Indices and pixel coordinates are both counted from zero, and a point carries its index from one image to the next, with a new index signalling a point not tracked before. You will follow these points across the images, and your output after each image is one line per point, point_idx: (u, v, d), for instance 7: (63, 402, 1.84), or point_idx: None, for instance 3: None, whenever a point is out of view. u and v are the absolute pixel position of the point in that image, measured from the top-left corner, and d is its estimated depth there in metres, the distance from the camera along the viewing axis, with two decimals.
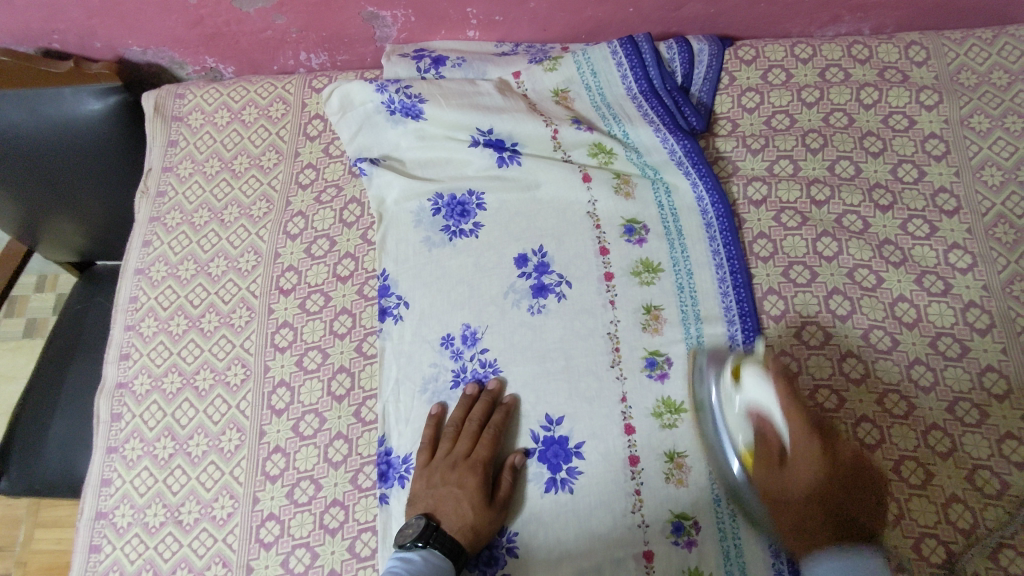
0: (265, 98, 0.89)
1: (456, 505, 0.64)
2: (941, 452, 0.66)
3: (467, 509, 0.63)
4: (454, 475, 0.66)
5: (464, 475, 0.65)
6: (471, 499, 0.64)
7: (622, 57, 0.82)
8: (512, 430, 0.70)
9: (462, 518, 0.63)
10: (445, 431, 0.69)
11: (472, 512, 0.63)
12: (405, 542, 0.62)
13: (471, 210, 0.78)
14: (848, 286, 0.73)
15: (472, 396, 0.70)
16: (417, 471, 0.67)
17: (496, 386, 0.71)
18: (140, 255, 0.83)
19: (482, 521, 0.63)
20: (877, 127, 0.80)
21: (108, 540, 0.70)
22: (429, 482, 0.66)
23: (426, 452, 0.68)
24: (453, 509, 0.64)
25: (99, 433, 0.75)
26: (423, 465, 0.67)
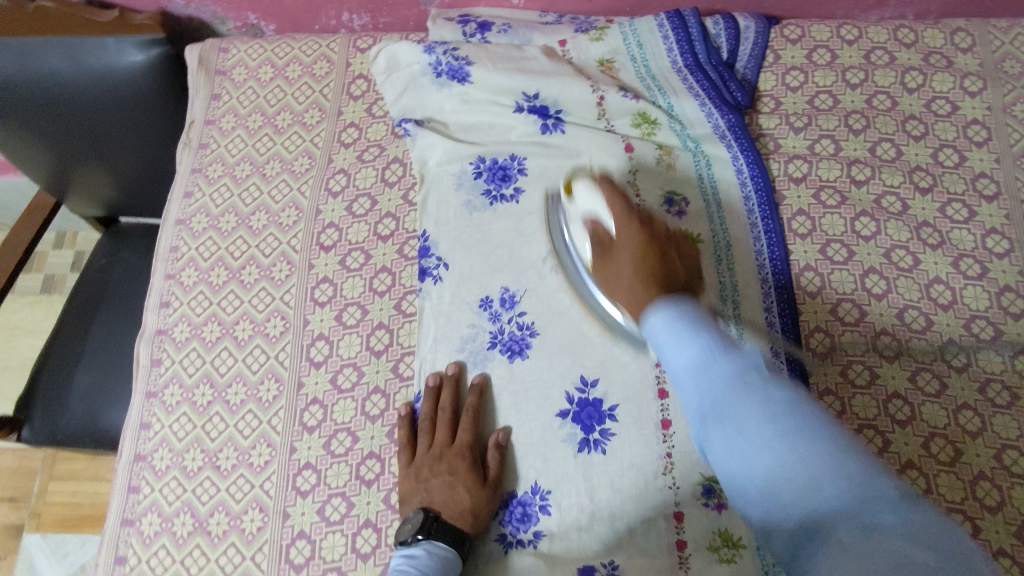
0: (310, 56, 0.89)
1: (450, 494, 0.65)
2: (972, 431, 0.67)
3: (462, 496, 0.64)
4: (441, 465, 0.66)
5: (452, 463, 0.66)
6: (465, 484, 0.65)
7: (669, 31, 0.82)
8: (489, 410, 0.70)
9: (459, 504, 0.64)
10: (420, 426, 0.69)
11: (468, 497, 0.64)
12: (407, 539, 0.62)
13: (512, 175, 0.79)
14: (885, 266, 0.74)
15: (436, 385, 0.70)
16: (403, 470, 0.67)
17: (456, 370, 0.71)
18: (181, 206, 0.84)
19: (480, 503, 0.64)
20: (919, 111, 0.80)
21: (147, 482, 0.72)
22: (417, 478, 0.66)
23: (406, 451, 0.68)
24: (448, 496, 0.65)
25: (140, 378, 0.76)
26: (405, 464, 0.68)
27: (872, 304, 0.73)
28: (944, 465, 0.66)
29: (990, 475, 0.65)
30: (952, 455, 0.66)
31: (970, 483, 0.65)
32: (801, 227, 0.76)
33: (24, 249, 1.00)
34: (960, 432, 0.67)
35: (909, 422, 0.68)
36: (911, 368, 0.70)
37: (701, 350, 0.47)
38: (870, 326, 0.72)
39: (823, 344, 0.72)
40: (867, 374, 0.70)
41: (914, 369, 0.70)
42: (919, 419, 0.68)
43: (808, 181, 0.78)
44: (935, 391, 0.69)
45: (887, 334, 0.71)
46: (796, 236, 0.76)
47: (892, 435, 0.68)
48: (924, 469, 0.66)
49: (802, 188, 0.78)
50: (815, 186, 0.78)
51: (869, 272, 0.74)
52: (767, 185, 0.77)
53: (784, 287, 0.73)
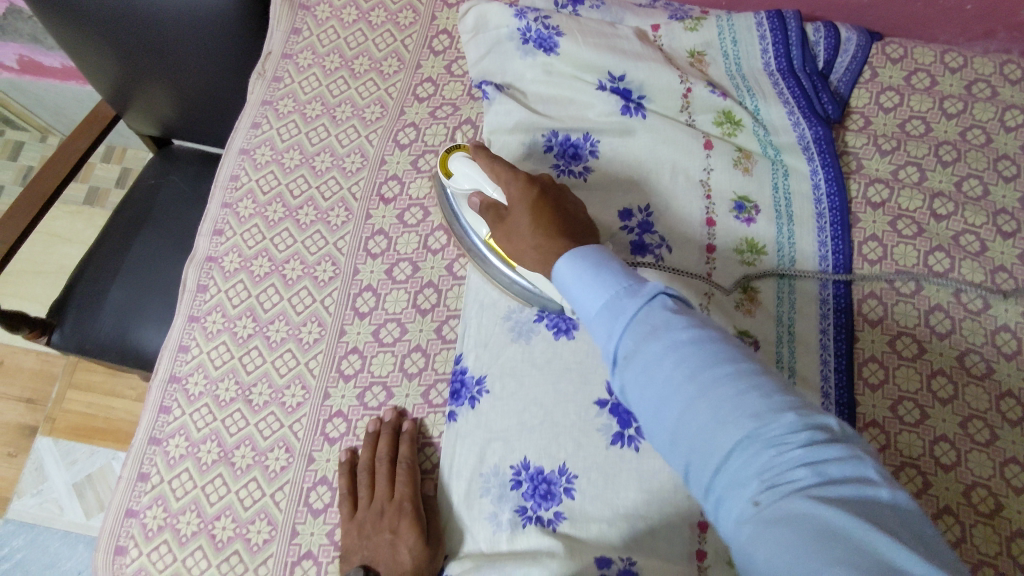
0: (395, 4, 0.88)
1: (393, 551, 0.61)
2: (1016, 486, 0.64)
3: (404, 554, 0.61)
4: (383, 522, 0.63)
5: (394, 520, 0.63)
6: (408, 541, 0.61)
7: (767, 30, 0.79)
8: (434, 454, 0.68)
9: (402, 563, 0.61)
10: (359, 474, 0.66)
11: (409, 556, 0.61)
12: None
13: (583, 155, 0.77)
14: (952, 305, 0.71)
15: (376, 432, 0.67)
16: (344, 525, 0.64)
17: (394, 418, 0.68)
18: (247, 135, 0.83)
19: (424, 560, 0.61)
20: (1014, 151, 0.76)
21: (179, 405, 0.72)
22: (359, 534, 0.63)
23: (348, 505, 0.65)
24: (394, 555, 0.61)
25: (184, 300, 0.76)
26: (348, 518, 0.65)
27: (934, 341, 0.70)
28: (982, 516, 0.63)
29: None
30: (993, 508, 0.63)
31: (1007, 539, 0.62)
32: (871, 252, 0.74)
33: (79, 157, 1.00)
34: (1004, 486, 0.64)
35: (953, 467, 0.65)
36: (963, 414, 0.67)
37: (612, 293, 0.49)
38: (928, 364, 0.69)
39: (876, 375, 0.69)
40: (916, 412, 0.67)
41: (966, 415, 0.67)
42: (964, 466, 0.65)
43: (886, 208, 0.75)
44: (984, 439, 0.66)
45: (944, 375, 0.68)
46: (865, 260, 0.73)
47: (933, 478, 0.65)
48: (960, 517, 0.63)
49: (879, 214, 0.75)
50: (893, 214, 0.75)
51: (935, 309, 0.71)
52: (843, 206, 0.74)
53: (844, 310, 0.71)
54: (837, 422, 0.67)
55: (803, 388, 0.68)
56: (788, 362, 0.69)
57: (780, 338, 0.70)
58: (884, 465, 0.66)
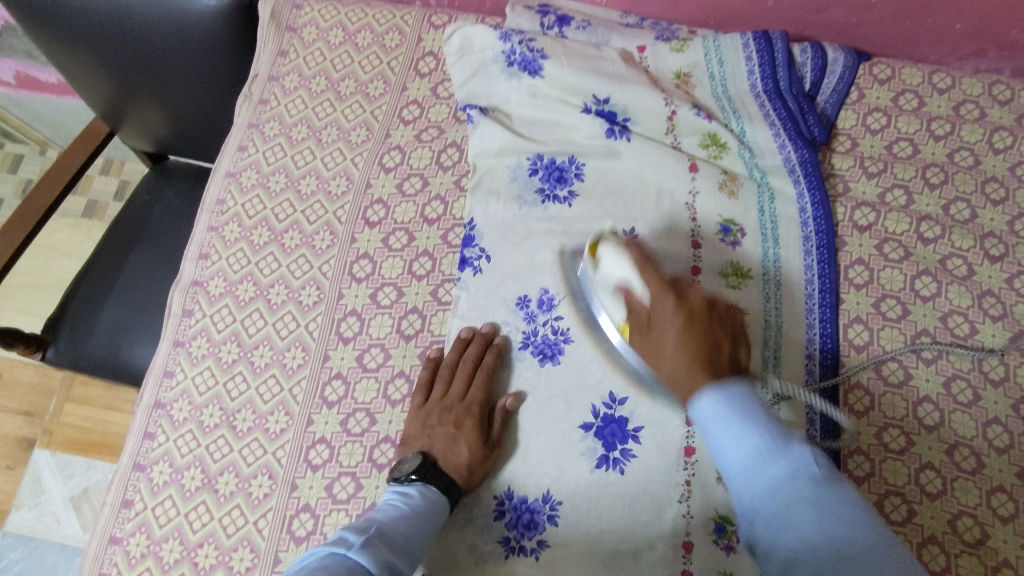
0: (382, 25, 0.88)
1: (451, 445, 0.65)
2: (1002, 515, 0.63)
3: (462, 450, 0.64)
4: (451, 415, 0.67)
5: (460, 417, 0.66)
6: (468, 438, 0.65)
7: (753, 52, 0.79)
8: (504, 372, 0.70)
9: (458, 459, 0.64)
10: (440, 373, 0.69)
11: (467, 454, 0.64)
12: (402, 477, 0.62)
13: (568, 177, 0.76)
14: (938, 331, 0.70)
15: (467, 338, 0.70)
16: (412, 412, 0.68)
17: (488, 330, 0.71)
18: (234, 159, 0.83)
19: (478, 461, 0.64)
20: (1002, 174, 0.76)
21: (163, 430, 0.72)
22: (425, 423, 0.67)
23: (422, 392, 0.69)
24: (450, 446, 0.65)
25: (169, 325, 0.76)
26: (417, 408, 0.69)
27: (920, 367, 0.69)
28: (968, 546, 0.63)
29: (1014, 565, 0.62)
30: (978, 537, 0.63)
31: (992, 569, 0.62)
32: (857, 277, 0.73)
33: (74, 172, 1.00)
34: (989, 515, 0.63)
35: (938, 496, 0.64)
36: (949, 441, 0.66)
37: (751, 447, 0.50)
38: (913, 391, 0.68)
39: (862, 401, 0.69)
40: (902, 439, 0.67)
41: (952, 443, 0.66)
42: (950, 494, 0.64)
43: (873, 231, 0.75)
44: (971, 468, 0.65)
45: (929, 402, 0.68)
46: (851, 285, 0.73)
47: (919, 506, 0.64)
48: (946, 547, 0.63)
49: (866, 237, 0.74)
50: (880, 237, 0.74)
51: (921, 334, 0.70)
52: (829, 229, 0.74)
53: (829, 336, 0.71)
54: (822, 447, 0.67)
55: (789, 413, 0.67)
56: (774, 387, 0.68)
57: (765, 363, 0.69)
58: (869, 493, 0.65)
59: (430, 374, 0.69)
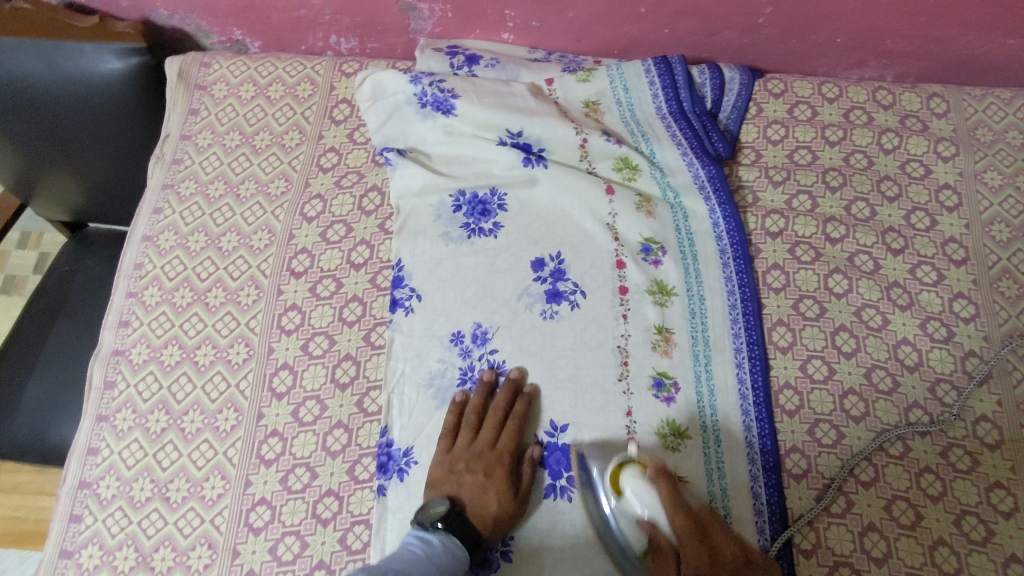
0: (293, 76, 0.88)
1: (480, 494, 0.64)
2: (932, 495, 0.66)
3: (489, 500, 0.63)
4: (479, 463, 0.65)
5: (490, 465, 0.65)
6: (497, 487, 0.64)
7: (655, 76, 0.83)
8: (533, 421, 0.69)
9: (484, 508, 0.63)
10: (467, 418, 0.68)
11: (495, 504, 0.63)
12: (425, 522, 0.61)
13: (491, 210, 0.78)
14: (854, 325, 0.74)
15: (461, 402, 0.69)
16: (438, 455, 0.67)
17: (490, 377, 0.70)
18: (149, 222, 0.81)
19: (504, 513, 0.63)
20: (894, 172, 0.81)
21: (90, 511, 0.68)
22: (450, 469, 0.65)
23: (447, 439, 0.67)
24: (478, 494, 0.64)
25: (91, 399, 0.73)
26: (443, 451, 0.67)
27: (842, 361, 0.72)
28: (905, 529, 0.65)
29: (948, 541, 0.64)
30: (913, 519, 0.65)
31: (930, 548, 0.64)
32: (775, 281, 0.76)
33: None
34: (921, 496, 0.66)
35: (872, 484, 0.67)
36: (876, 430, 0.69)
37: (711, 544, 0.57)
38: (838, 385, 0.71)
39: (792, 401, 0.71)
40: (833, 434, 0.69)
41: (879, 431, 0.69)
42: (883, 481, 0.67)
43: (784, 236, 0.78)
44: (899, 452, 0.68)
45: (854, 394, 0.71)
46: (770, 289, 0.76)
47: (855, 496, 0.66)
48: (884, 532, 0.65)
49: (778, 243, 0.78)
50: (791, 242, 0.78)
51: (839, 330, 0.74)
52: (743, 239, 0.76)
53: (756, 342, 0.72)
54: (761, 454, 0.68)
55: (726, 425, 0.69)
56: (710, 400, 0.70)
57: (698, 376, 0.71)
58: (808, 490, 0.67)
59: (457, 419, 0.68)
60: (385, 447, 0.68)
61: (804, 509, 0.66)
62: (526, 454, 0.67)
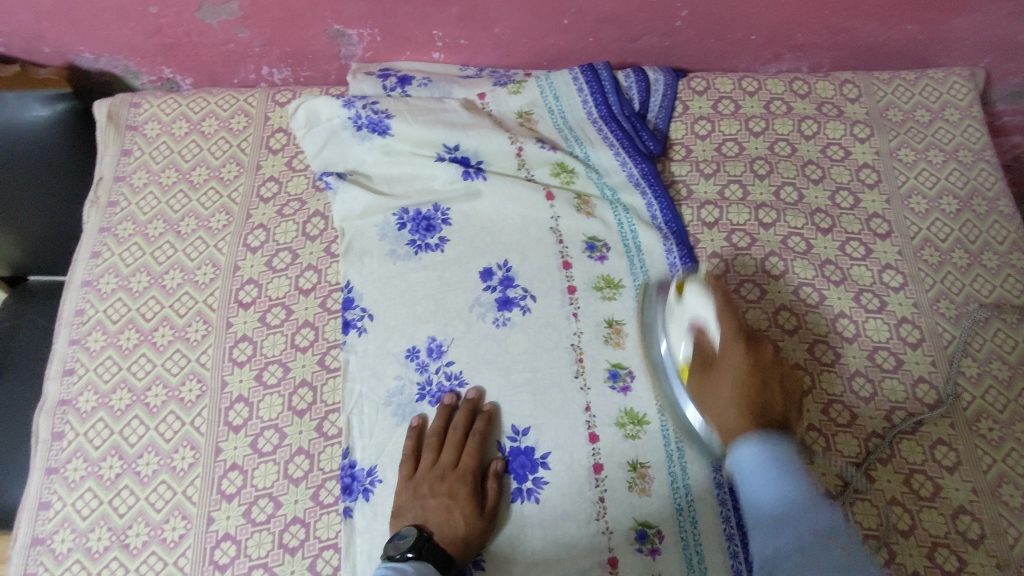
0: (227, 110, 0.88)
1: (447, 516, 0.63)
2: (881, 458, 0.69)
3: (458, 521, 0.63)
4: (441, 486, 0.65)
5: (453, 485, 0.65)
6: (463, 510, 0.64)
7: (583, 84, 0.86)
8: (493, 438, 0.69)
9: (452, 529, 0.63)
10: (427, 441, 0.68)
11: (463, 523, 0.63)
12: (396, 554, 0.60)
13: (436, 225, 0.78)
14: (794, 303, 0.77)
15: (419, 426, 0.69)
16: (401, 483, 0.66)
17: (450, 399, 0.70)
18: (88, 267, 0.80)
19: (473, 532, 0.63)
20: (816, 157, 0.85)
21: (45, 568, 0.66)
22: (415, 494, 0.65)
23: (409, 464, 0.67)
24: (445, 517, 0.63)
25: (38, 453, 0.71)
26: (406, 477, 0.66)
27: (785, 339, 0.74)
28: (859, 493, 0.67)
29: (900, 500, 0.67)
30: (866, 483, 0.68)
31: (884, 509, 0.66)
32: (715, 269, 0.79)
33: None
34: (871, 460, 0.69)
35: (825, 453, 0.69)
36: (824, 401, 0.72)
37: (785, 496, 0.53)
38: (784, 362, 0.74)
39: None
40: None
41: (826, 402, 0.72)
42: (834, 450, 0.69)
43: (719, 226, 0.81)
44: (846, 421, 0.71)
45: (801, 369, 0.73)
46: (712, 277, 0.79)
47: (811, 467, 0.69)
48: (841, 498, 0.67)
49: (715, 232, 0.81)
50: (727, 230, 0.81)
51: (781, 309, 0.76)
52: (681, 230, 0.79)
53: None
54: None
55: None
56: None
57: (651, 364, 0.73)
58: None
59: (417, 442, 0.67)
60: (349, 470, 0.67)
61: None
62: (490, 469, 0.67)
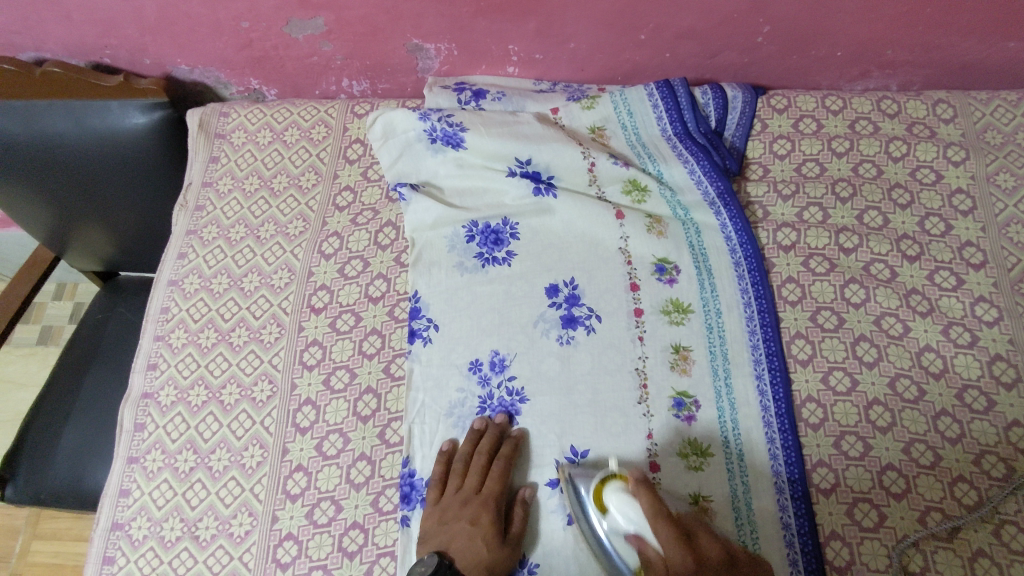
0: (308, 120, 0.92)
1: (468, 543, 0.63)
2: (968, 505, 0.64)
3: (481, 547, 0.62)
4: (466, 512, 0.65)
5: (477, 511, 0.64)
6: (487, 536, 0.63)
7: (658, 100, 0.84)
8: (522, 463, 0.69)
9: (476, 555, 0.62)
10: (455, 466, 0.68)
11: (487, 549, 0.62)
12: None
13: (504, 239, 0.79)
14: (875, 334, 0.73)
15: (449, 451, 0.69)
16: (428, 508, 0.66)
17: (503, 420, 0.70)
18: (174, 267, 0.84)
19: (498, 558, 0.62)
20: (905, 180, 0.81)
21: (122, 552, 0.70)
22: (440, 519, 0.65)
23: (437, 489, 0.67)
24: (467, 545, 0.63)
25: (122, 442, 0.75)
26: (432, 503, 0.66)
27: (864, 372, 0.71)
28: (941, 541, 0.63)
29: (988, 553, 0.62)
30: (949, 531, 0.63)
31: (969, 560, 0.62)
32: (790, 294, 0.76)
33: (8, 319, 0.97)
34: (956, 507, 0.64)
35: (904, 495, 0.65)
36: (905, 440, 0.68)
37: None
38: (862, 396, 0.70)
39: (815, 414, 0.70)
40: (860, 446, 0.68)
41: (908, 441, 0.68)
42: (914, 492, 0.65)
43: (796, 249, 0.78)
44: (929, 462, 0.66)
45: (879, 404, 0.70)
46: (786, 302, 0.76)
47: (887, 509, 0.65)
48: (921, 545, 0.63)
49: (791, 256, 0.78)
50: (805, 254, 0.78)
51: (860, 340, 0.73)
52: (756, 253, 0.76)
53: (775, 353, 0.72)
54: (788, 482, 0.67)
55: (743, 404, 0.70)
56: (725, 380, 0.71)
57: (719, 391, 0.71)
58: (837, 504, 0.66)
59: (444, 469, 0.68)
60: (409, 479, 0.69)
61: (835, 525, 0.65)
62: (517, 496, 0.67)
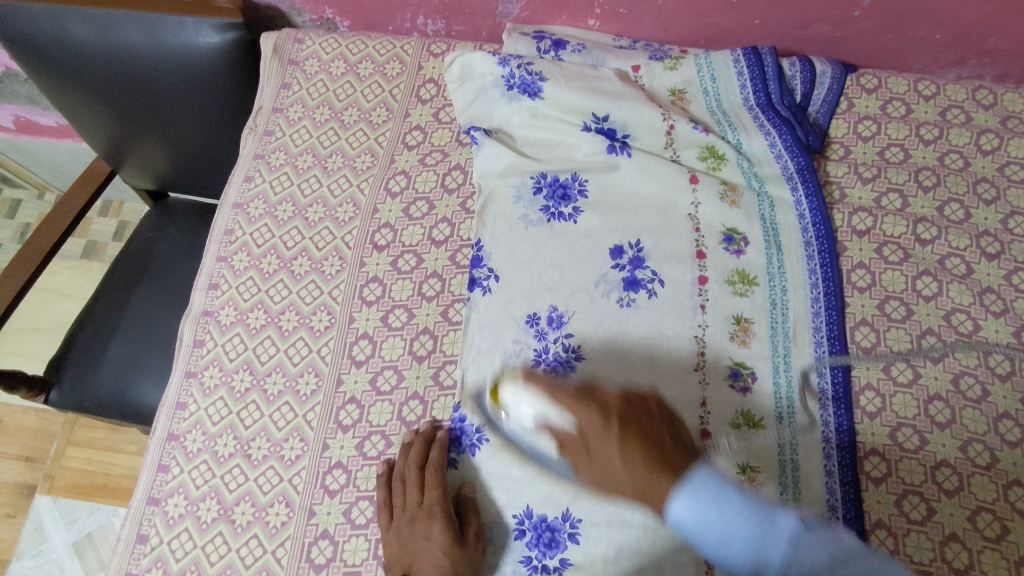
0: (382, 55, 0.90)
1: (430, 556, 0.62)
2: (1020, 509, 0.64)
3: (440, 557, 0.62)
4: (419, 528, 0.64)
5: (428, 526, 0.64)
6: (442, 544, 0.62)
7: (744, 67, 0.81)
8: None
9: (439, 565, 0.61)
10: (394, 487, 0.67)
11: (447, 555, 0.62)
12: None
13: (572, 195, 0.77)
14: (943, 329, 0.71)
15: (387, 471, 0.68)
16: (384, 533, 0.65)
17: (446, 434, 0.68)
18: (240, 189, 0.85)
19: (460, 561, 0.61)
20: (992, 175, 0.78)
21: (177, 462, 0.72)
22: (399, 541, 0.64)
23: (385, 512, 0.66)
24: (429, 560, 0.62)
25: (180, 356, 0.77)
26: (386, 526, 0.66)
27: (928, 366, 0.70)
28: (988, 541, 0.63)
29: None
30: (998, 532, 0.63)
31: (1014, 564, 0.62)
32: (860, 280, 0.74)
33: (14, 295, 0.91)
34: (1008, 510, 0.64)
35: (956, 493, 0.65)
36: (963, 438, 0.67)
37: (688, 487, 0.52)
38: (924, 389, 0.69)
39: (873, 403, 0.69)
40: (916, 439, 0.67)
41: (966, 439, 0.67)
42: (967, 491, 0.65)
43: (871, 235, 0.76)
44: (986, 463, 0.65)
45: (940, 399, 0.68)
46: (854, 288, 0.74)
47: (938, 504, 0.64)
48: (967, 543, 0.63)
49: (865, 242, 0.76)
50: (879, 241, 0.76)
51: (926, 333, 0.71)
52: (829, 233, 0.75)
53: (838, 338, 0.71)
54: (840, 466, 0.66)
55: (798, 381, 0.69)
56: (784, 355, 0.70)
57: (777, 367, 0.70)
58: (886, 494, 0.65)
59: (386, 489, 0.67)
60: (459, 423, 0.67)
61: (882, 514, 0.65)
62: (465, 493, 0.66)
